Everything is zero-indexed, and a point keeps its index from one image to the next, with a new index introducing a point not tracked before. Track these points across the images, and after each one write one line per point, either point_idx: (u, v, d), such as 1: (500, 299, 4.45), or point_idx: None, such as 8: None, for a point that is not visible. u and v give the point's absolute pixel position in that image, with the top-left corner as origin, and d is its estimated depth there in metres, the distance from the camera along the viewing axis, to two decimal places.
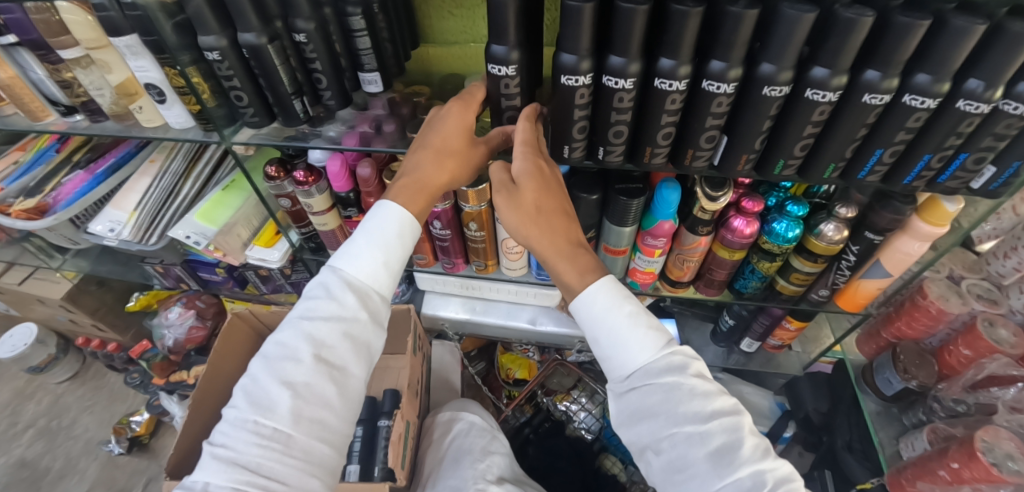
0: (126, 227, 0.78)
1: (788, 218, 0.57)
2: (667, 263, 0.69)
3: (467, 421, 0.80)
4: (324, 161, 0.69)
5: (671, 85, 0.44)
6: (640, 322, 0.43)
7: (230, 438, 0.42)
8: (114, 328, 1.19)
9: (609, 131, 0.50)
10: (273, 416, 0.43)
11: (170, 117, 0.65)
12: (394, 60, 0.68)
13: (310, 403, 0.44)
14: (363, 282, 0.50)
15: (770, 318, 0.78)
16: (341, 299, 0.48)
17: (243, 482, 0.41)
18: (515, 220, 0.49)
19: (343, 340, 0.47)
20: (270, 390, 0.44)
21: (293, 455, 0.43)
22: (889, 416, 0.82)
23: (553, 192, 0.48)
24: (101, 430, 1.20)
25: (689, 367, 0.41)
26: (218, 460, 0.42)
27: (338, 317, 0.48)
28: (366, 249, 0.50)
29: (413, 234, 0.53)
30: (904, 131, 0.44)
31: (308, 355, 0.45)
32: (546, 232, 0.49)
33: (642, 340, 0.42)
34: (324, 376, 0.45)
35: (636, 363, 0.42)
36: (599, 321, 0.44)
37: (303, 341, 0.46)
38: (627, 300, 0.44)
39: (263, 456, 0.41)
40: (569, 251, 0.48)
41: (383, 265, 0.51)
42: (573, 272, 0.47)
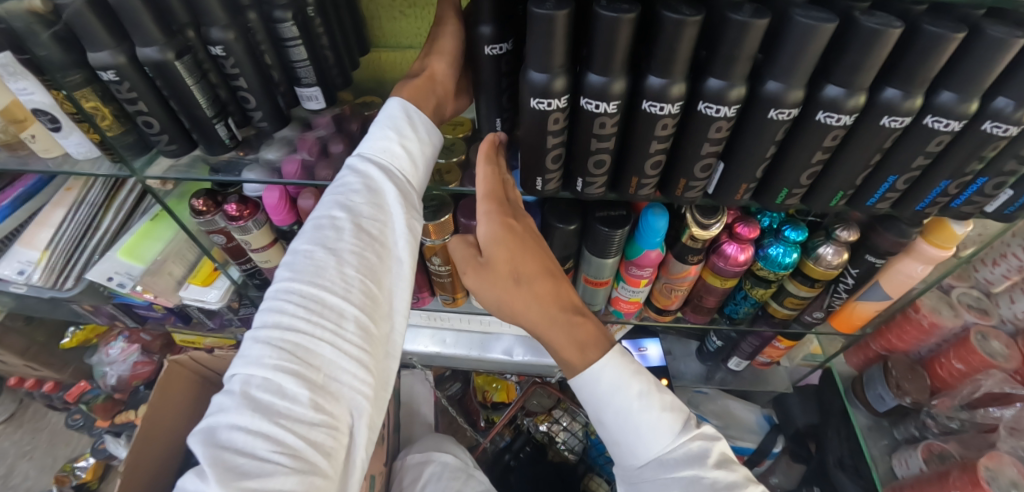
0: (37, 270, 0.68)
1: (784, 243, 0.53)
2: (652, 290, 0.64)
3: (439, 463, 0.73)
4: (260, 192, 0.60)
5: (662, 109, 0.37)
6: (653, 403, 0.38)
7: (272, 317, 0.35)
8: (50, 366, 1.07)
9: (589, 160, 0.43)
10: (321, 284, 0.36)
11: (69, 146, 0.55)
12: (338, 70, 0.59)
13: (360, 275, 0.38)
14: (386, 156, 0.43)
15: (760, 339, 0.73)
16: (369, 172, 0.42)
17: (294, 366, 0.33)
18: (496, 298, 0.40)
19: (381, 211, 0.41)
20: (314, 258, 0.37)
21: (348, 335, 0.36)
22: (879, 430, 0.80)
23: (531, 252, 0.40)
24: (43, 478, 1.09)
25: (710, 453, 0.37)
26: (259, 346, 0.34)
27: (370, 188, 0.41)
28: (381, 126, 0.44)
29: (428, 123, 0.47)
30: (923, 155, 0.39)
31: (348, 221, 0.39)
32: (534, 301, 0.40)
33: (656, 425, 0.37)
34: (368, 247, 0.39)
35: (650, 453, 0.37)
36: (606, 404, 0.38)
37: (338, 209, 0.40)
38: (637, 377, 0.39)
39: (314, 332, 0.34)
40: (563, 318, 0.40)
41: (404, 140, 0.45)
42: (572, 347, 0.40)
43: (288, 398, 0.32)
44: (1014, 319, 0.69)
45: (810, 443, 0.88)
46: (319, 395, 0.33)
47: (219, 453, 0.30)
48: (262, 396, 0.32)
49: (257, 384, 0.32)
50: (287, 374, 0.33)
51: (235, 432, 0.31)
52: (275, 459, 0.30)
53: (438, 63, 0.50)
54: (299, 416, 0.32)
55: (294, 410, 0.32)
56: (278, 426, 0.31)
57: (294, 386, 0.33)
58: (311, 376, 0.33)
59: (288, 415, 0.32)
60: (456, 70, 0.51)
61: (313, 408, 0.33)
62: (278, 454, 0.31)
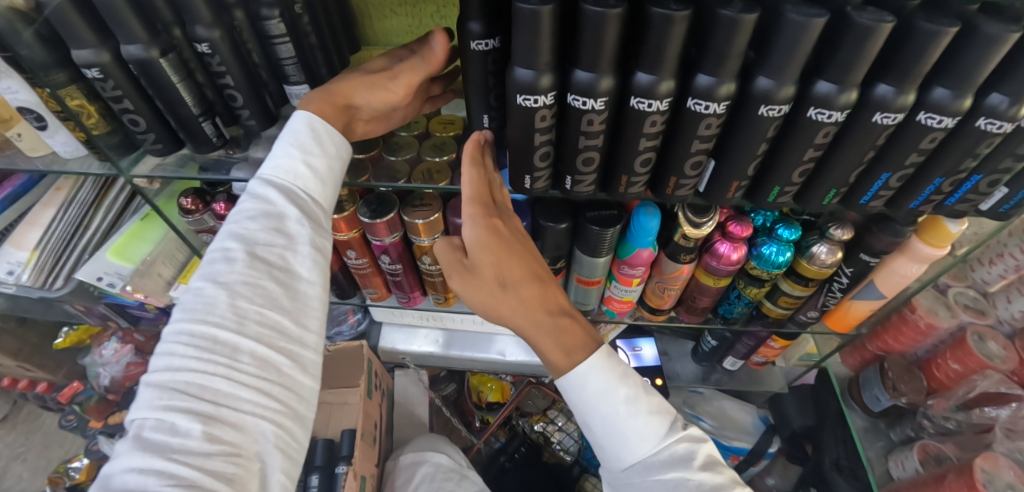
0: (26, 270, 0.68)
1: (777, 243, 0.52)
2: (646, 290, 0.63)
3: (433, 463, 0.73)
4: (250, 190, 0.60)
5: (651, 106, 0.37)
6: (640, 407, 0.37)
7: (162, 358, 0.34)
8: (43, 368, 1.06)
9: (578, 158, 0.42)
10: (209, 322, 0.35)
11: (56, 145, 0.55)
12: (327, 69, 0.58)
13: (254, 305, 0.36)
14: (291, 177, 0.42)
15: (755, 339, 0.72)
16: (270, 195, 0.41)
17: (185, 404, 0.33)
18: (482, 303, 0.40)
19: (280, 235, 0.40)
20: (203, 294, 0.36)
21: (243, 367, 0.35)
22: (876, 432, 0.79)
23: (517, 256, 0.39)
24: (36, 480, 1.09)
25: (697, 456, 0.37)
26: (152, 387, 0.33)
27: (269, 212, 0.40)
28: (281, 144, 0.42)
29: (335, 135, 0.45)
30: (916, 152, 0.39)
31: (241, 251, 0.38)
32: (519, 306, 0.39)
33: (642, 430, 0.37)
34: (265, 275, 0.38)
35: (637, 457, 0.37)
36: (592, 408, 0.38)
37: (232, 239, 0.38)
38: (624, 380, 0.38)
39: (205, 369, 0.34)
40: (549, 322, 0.40)
41: (308, 157, 0.43)
42: (558, 351, 0.39)
43: (180, 434, 0.32)
44: (1011, 319, 0.68)
45: (806, 444, 0.89)
46: (214, 427, 0.33)
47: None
48: (155, 436, 0.32)
49: (149, 426, 0.32)
50: (176, 412, 0.32)
51: (127, 475, 0.31)
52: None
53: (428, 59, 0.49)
54: (194, 451, 0.32)
55: (187, 446, 0.32)
56: (171, 463, 0.31)
57: (187, 422, 0.32)
58: (205, 411, 0.33)
59: (181, 451, 0.32)
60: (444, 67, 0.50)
61: (209, 441, 0.32)
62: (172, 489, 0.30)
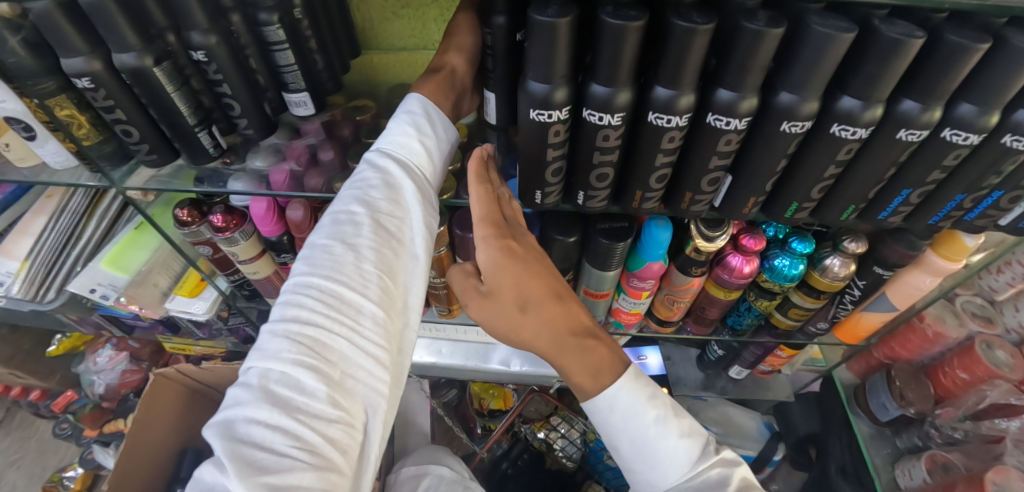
0: (16, 282, 0.66)
1: (790, 255, 0.51)
2: (654, 301, 0.62)
3: (435, 475, 0.71)
4: (247, 201, 0.58)
5: (669, 121, 0.35)
6: (670, 429, 0.36)
7: (290, 310, 0.33)
8: (36, 375, 1.04)
9: (591, 174, 0.41)
10: (341, 279, 0.34)
11: (46, 155, 0.52)
12: (328, 74, 0.57)
13: (378, 271, 0.36)
14: (409, 153, 0.42)
15: (762, 349, 0.72)
16: (388, 166, 0.40)
17: (312, 361, 0.32)
18: (505, 328, 0.38)
19: (399, 207, 0.40)
20: (332, 252, 0.35)
21: (366, 333, 0.34)
22: (882, 438, 0.78)
23: (537, 275, 0.38)
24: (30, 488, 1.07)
25: (730, 481, 0.35)
26: (276, 339, 0.32)
27: (389, 183, 0.40)
28: (399, 123, 0.43)
29: (445, 120, 0.46)
30: (939, 169, 0.38)
31: (367, 214, 0.37)
32: (542, 328, 0.37)
33: (673, 454, 0.35)
34: (387, 241, 0.38)
35: (667, 481, 0.36)
36: (621, 431, 0.37)
37: (357, 202, 0.38)
38: (652, 402, 0.37)
39: (334, 329, 0.33)
40: (574, 343, 0.38)
41: (423, 136, 0.43)
42: (584, 370, 0.38)
43: (305, 393, 0.31)
44: (1018, 328, 0.68)
45: (810, 449, 0.89)
46: (337, 391, 0.32)
47: (239, 447, 0.29)
48: (280, 391, 0.31)
49: (274, 378, 0.31)
50: (304, 370, 0.31)
51: (253, 426, 0.29)
52: (294, 456, 0.29)
53: (453, 59, 0.48)
54: (316, 413, 0.31)
55: (312, 407, 0.31)
56: (296, 423, 0.30)
57: (313, 382, 0.31)
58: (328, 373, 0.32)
59: (306, 411, 0.31)
60: (467, 66, 0.49)
61: (330, 404, 0.32)
62: (297, 449, 0.29)
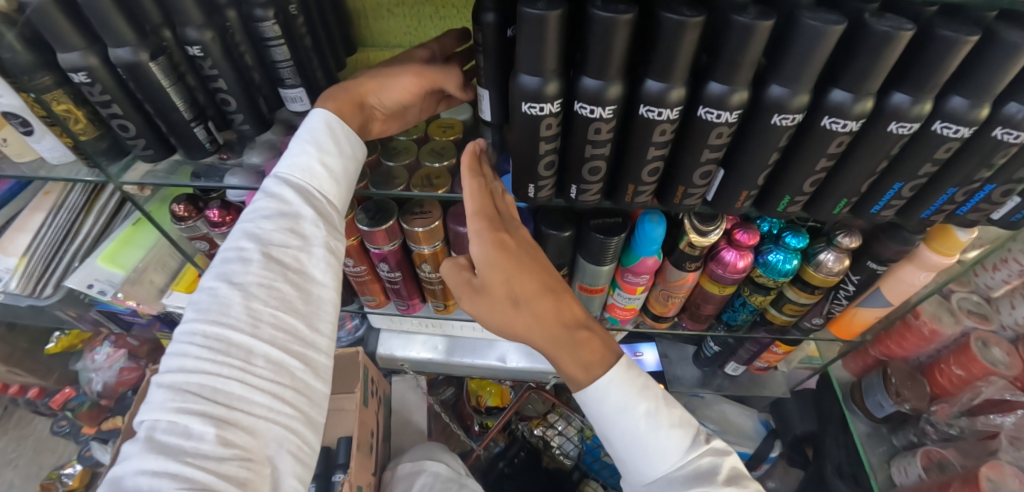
0: (14, 277, 0.66)
1: (784, 250, 0.51)
2: (649, 297, 0.62)
3: (431, 472, 0.71)
4: (244, 197, 0.58)
5: (661, 114, 0.36)
6: (662, 421, 0.36)
7: (174, 359, 0.33)
8: (34, 373, 1.04)
9: (584, 167, 0.41)
10: (225, 322, 0.34)
11: (42, 150, 0.52)
12: (323, 72, 0.57)
13: (267, 307, 0.36)
14: (309, 178, 0.41)
15: (758, 345, 0.71)
16: (284, 196, 0.40)
17: (199, 406, 0.31)
18: (497, 322, 0.39)
19: (294, 238, 0.39)
20: (217, 294, 0.35)
21: (258, 369, 0.34)
22: (879, 437, 0.78)
23: (529, 271, 0.38)
24: (28, 487, 1.08)
25: (721, 470, 0.36)
26: (161, 390, 0.32)
27: (282, 214, 0.39)
28: (299, 144, 0.41)
29: (352, 137, 0.44)
30: (930, 162, 0.38)
31: (257, 251, 0.37)
32: (534, 321, 0.38)
33: (664, 445, 0.36)
34: (279, 276, 0.37)
35: (659, 472, 0.36)
36: (613, 423, 0.37)
37: (247, 239, 0.37)
38: (644, 394, 0.37)
39: (220, 371, 0.33)
40: (565, 337, 0.38)
41: (325, 159, 0.42)
42: (575, 364, 0.38)
43: (194, 437, 0.31)
44: (1014, 325, 0.68)
45: (807, 448, 0.89)
46: (228, 430, 0.32)
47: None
48: (167, 440, 0.31)
49: (161, 429, 0.31)
50: (190, 415, 0.31)
51: (138, 478, 0.29)
52: None
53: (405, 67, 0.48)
54: (207, 456, 0.31)
55: (201, 449, 0.31)
56: (184, 466, 0.30)
57: (200, 425, 0.31)
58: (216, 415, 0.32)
59: (195, 454, 0.30)
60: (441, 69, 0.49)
61: (222, 444, 0.31)
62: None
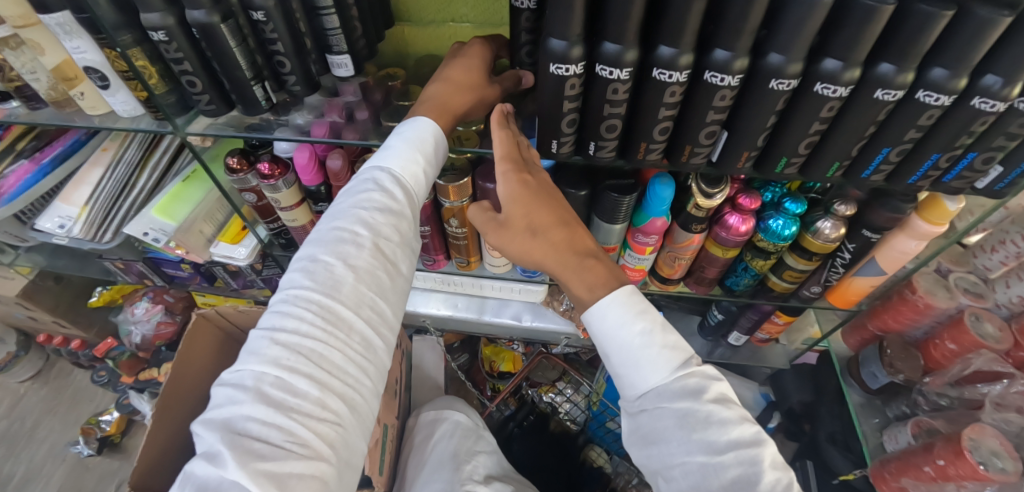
0: (77, 223, 0.73)
1: (784, 215, 0.56)
2: (657, 259, 0.67)
3: (452, 421, 0.76)
4: (292, 152, 0.62)
5: (671, 76, 0.40)
6: (655, 341, 0.41)
7: (290, 321, 0.39)
8: (78, 324, 1.13)
9: (601, 125, 0.46)
10: (338, 298, 0.40)
11: (116, 104, 0.59)
12: (364, 41, 0.61)
13: (369, 291, 0.42)
14: (411, 178, 0.47)
15: (759, 313, 0.76)
16: (392, 191, 0.46)
17: (307, 368, 0.37)
18: (517, 249, 0.47)
19: (395, 230, 0.45)
20: (333, 271, 0.41)
21: (354, 344, 0.40)
22: (872, 407, 0.83)
23: (545, 205, 0.46)
24: (68, 431, 1.17)
25: (707, 390, 0.40)
26: (275, 347, 0.38)
27: (390, 208, 0.45)
28: (409, 146, 0.47)
29: (446, 146, 0.51)
30: (915, 128, 0.42)
31: (366, 239, 0.43)
32: (550, 248, 0.46)
33: (655, 360, 0.41)
34: (380, 264, 0.44)
35: (648, 384, 0.41)
36: (612, 339, 0.42)
37: (360, 225, 0.43)
38: (641, 316, 0.42)
39: (329, 340, 0.39)
40: (577, 261, 0.45)
41: (426, 163, 0.49)
42: (582, 286, 0.45)
43: (298, 395, 0.36)
44: (1008, 303, 0.70)
45: (804, 422, 0.93)
46: (325, 394, 0.38)
47: (238, 439, 0.34)
48: (275, 393, 0.36)
49: (269, 381, 0.36)
50: (298, 375, 0.37)
51: (250, 422, 0.35)
52: (288, 447, 0.35)
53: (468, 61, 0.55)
54: (308, 412, 0.36)
55: (303, 405, 0.36)
56: (290, 420, 0.35)
57: (306, 385, 0.37)
58: (319, 379, 0.38)
59: (297, 410, 0.36)
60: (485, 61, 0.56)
61: (320, 405, 0.37)
62: (289, 443, 0.35)
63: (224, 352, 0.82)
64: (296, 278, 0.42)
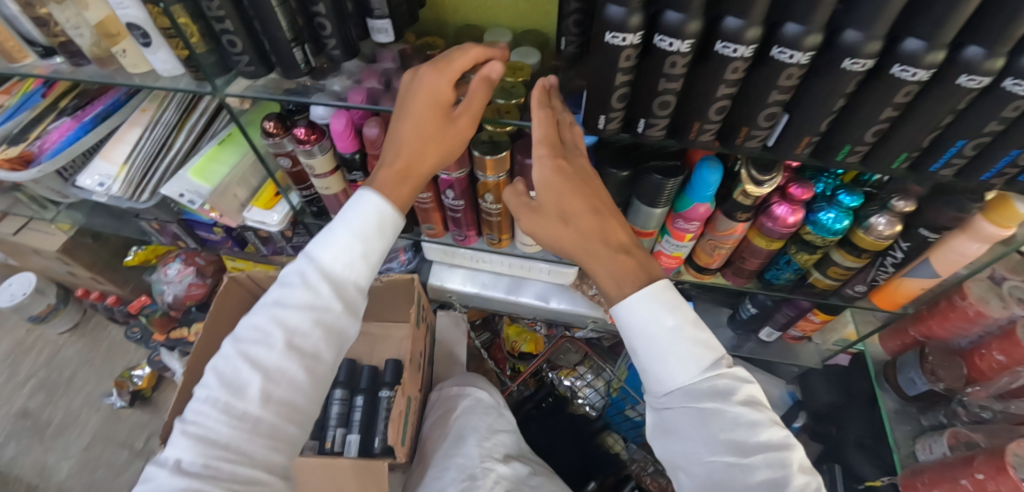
0: (116, 182, 0.74)
1: (837, 209, 0.53)
2: (695, 247, 0.64)
3: (473, 397, 0.77)
4: (328, 118, 0.61)
5: (736, 51, 0.37)
6: (684, 338, 0.40)
7: (230, 367, 0.45)
8: (113, 281, 1.16)
9: (654, 102, 0.43)
10: (261, 362, 0.45)
11: (156, 62, 0.58)
12: (406, 6, 0.58)
13: (292, 360, 0.46)
14: (349, 267, 0.49)
15: (796, 309, 0.73)
16: (326, 280, 0.48)
17: (214, 411, 0.43)
18: (550, 233, 0.47)
19: (327, 302, 0.48)
20: (264, 337, 0.46)
21: (268, 403, 0.44)
22: (906, 415, 0.79)
23: (578, 194, 0.44)
24: (103, 383, 1.22)
25: (736, 392, 0.38)
26: (203, 399, 0.44)
27: (323, 298, 0.48)
28: (349, 230, 0.49)
29: (397, 213, 0.52)
30: (997, 121, 0.38)
31: (296, 317, 0.46)
32: (578, 237, 0.46)
33: (684, 358, 0.39)
34: (308, 338, 0.46)
35: (677, 381, 0.39)
36: (641, 330, 0.41)
37: (292, 299, 0.47)
38: (670, 313, 0.40)
39: (236, 399, 0.44)
40: (604, 253, 0.45)
41: (370, 236, 0.50)
42: (609, 280, 0.45)
43: (205, 432, 0.43)
44: None
45: (829, 425, 0.90)
46: (220, 445, 0.42)
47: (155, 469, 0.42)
48: (197, 431, 0.43)
49: (190, 424, 0.43)
50: (213, 416, 0.43)
51: (169, 463, 0.42)
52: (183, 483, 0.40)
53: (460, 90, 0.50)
54: (214, 451, 0.42)
55: (215, 446, 0.42)
56: (198, 459, 0.41)
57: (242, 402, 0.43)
58: (219, 430, 0.43)
59: (209, 446, 0.42)
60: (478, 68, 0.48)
61: (225, 446, 0.43)
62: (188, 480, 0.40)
63: None
64: (242, 330, 0.47)
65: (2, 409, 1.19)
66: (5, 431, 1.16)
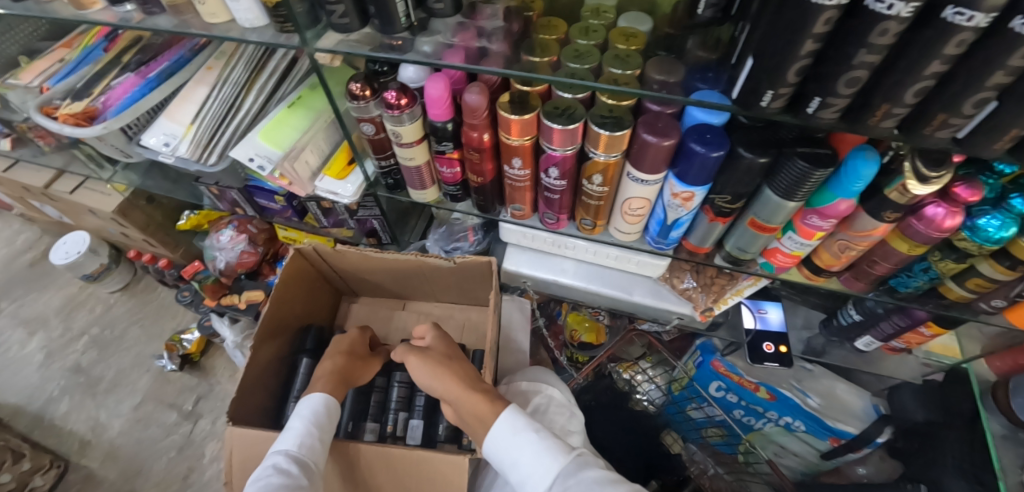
0: (184, 142, 0.70)
1: (1004, 214, 0.45)
2: (818, 247, 0.58)
3: (546, 395, 0.72)
4: (420, 82, 0.56)
5: (968, 19, 0.28)
6: (547, 439, 0.53)
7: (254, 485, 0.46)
8: (165, 244, 1.15)
9: (839, 79, 0.36)
10: (281, 458, 0.50)
11: (239, 12, 0.53)
12: None
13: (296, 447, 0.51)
14: (310, 451, 0.52)
15: (908, 320, 0.66)
16: (290, 469, 0.48)
17: None
18: (451, 391, 0.62)
19: (306, 459, 0.51)
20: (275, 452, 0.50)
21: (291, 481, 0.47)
22: (1015, 441, 0.72)
23: (453, 369, 0.63)
24: (152, 344, 1.23)
25: (567, 460, 0.50)
26: None
27: (300, 454, 0.51)
28: (303, 424, 0.55)
29: (332, 415, 0.59)
30: None
31: (295, 428, 0.54)
32: (464, 396, 0.60)
33: (530, 453, 0.52)
34: (304, 435, 0.53)
35: (533, 472, 0.50)
36: (518, 458, 0.52)
37: (281, 461, 0.49)
38: (528, 424, 0.55)
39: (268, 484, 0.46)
40: (474, 406, 0.59)
41: (322, 431, 0.56)
42: (480, 423, 0.57)
43: None
44: None
45: None
46: None
47: None
48: None
49: None
50: None
51: None
52: None
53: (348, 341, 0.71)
54: None
55: None
56: None
57: None
58: None
59: None
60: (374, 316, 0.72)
61: None
62: None
63: (314, 292, 0.81)
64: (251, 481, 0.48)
65: (56, 364, 1.20)
66: (59, 385, 1.18)
